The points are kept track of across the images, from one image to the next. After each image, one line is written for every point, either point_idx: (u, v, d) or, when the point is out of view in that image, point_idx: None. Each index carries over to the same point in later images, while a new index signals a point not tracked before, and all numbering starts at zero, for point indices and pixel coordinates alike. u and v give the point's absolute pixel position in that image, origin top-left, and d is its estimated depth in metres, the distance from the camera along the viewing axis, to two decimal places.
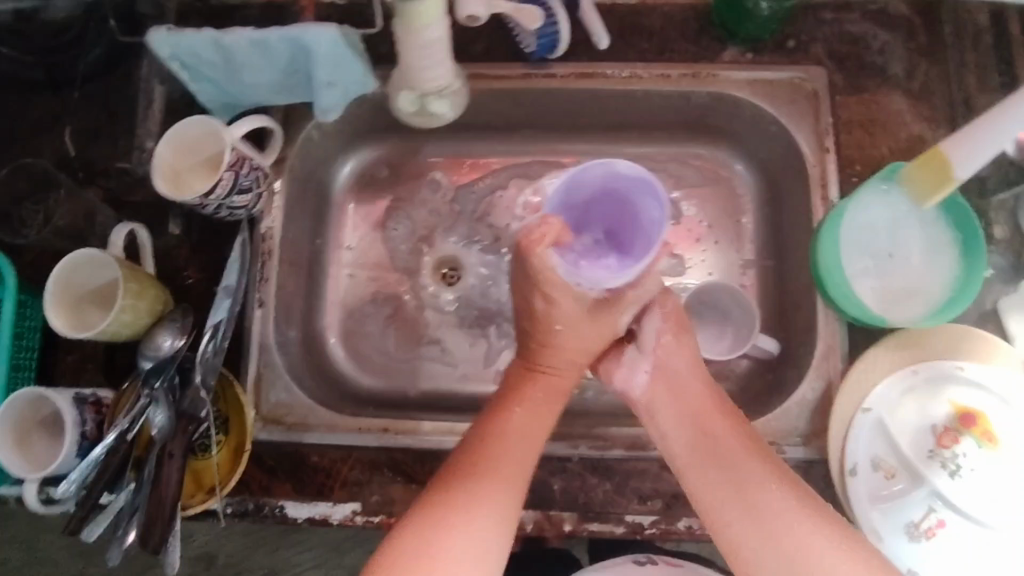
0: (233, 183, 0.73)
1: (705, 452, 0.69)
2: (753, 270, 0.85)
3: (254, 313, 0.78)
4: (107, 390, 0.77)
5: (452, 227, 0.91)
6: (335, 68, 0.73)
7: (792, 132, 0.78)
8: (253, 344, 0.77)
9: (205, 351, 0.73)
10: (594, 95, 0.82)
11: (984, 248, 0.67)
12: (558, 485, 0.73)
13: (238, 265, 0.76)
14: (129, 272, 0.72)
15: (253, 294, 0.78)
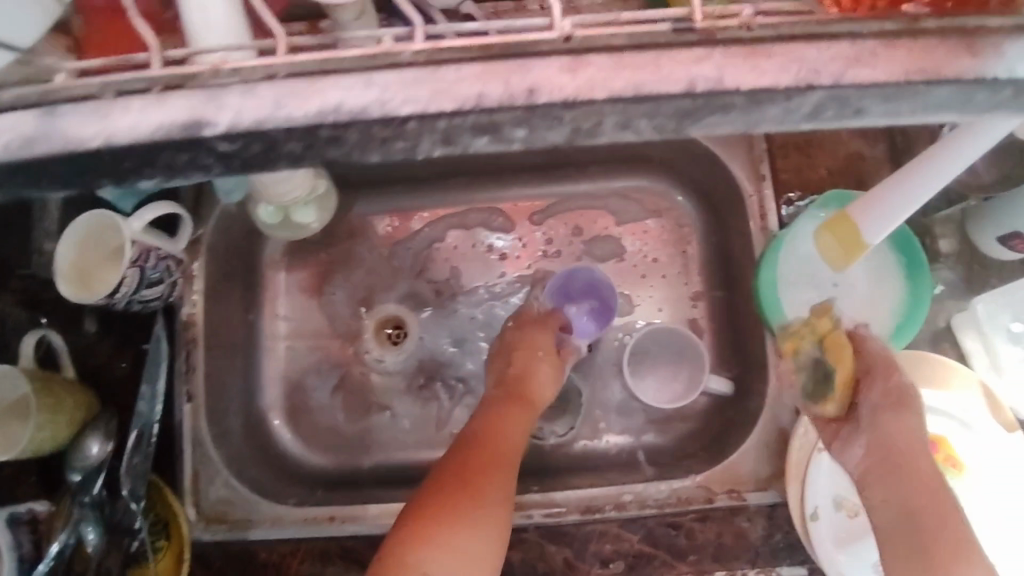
0: (139, 278, 0.70)
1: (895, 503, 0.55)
2: (703, 301, 0.82)
3: (183, 408, 0.74)
4: (43, 502, 0.74)
5: (392, 287, 0.88)
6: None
7: (727, 162, 0.74)
8: (187, 439, 0.74)
9: (131, 460, 0.69)
10: None
11: (929, 269, 0.66)
12: (517, 556, 0.70)
13: (159, 361, 0.72)
14: (42, 385, 0.68)
15: (180, 388, 0.74)
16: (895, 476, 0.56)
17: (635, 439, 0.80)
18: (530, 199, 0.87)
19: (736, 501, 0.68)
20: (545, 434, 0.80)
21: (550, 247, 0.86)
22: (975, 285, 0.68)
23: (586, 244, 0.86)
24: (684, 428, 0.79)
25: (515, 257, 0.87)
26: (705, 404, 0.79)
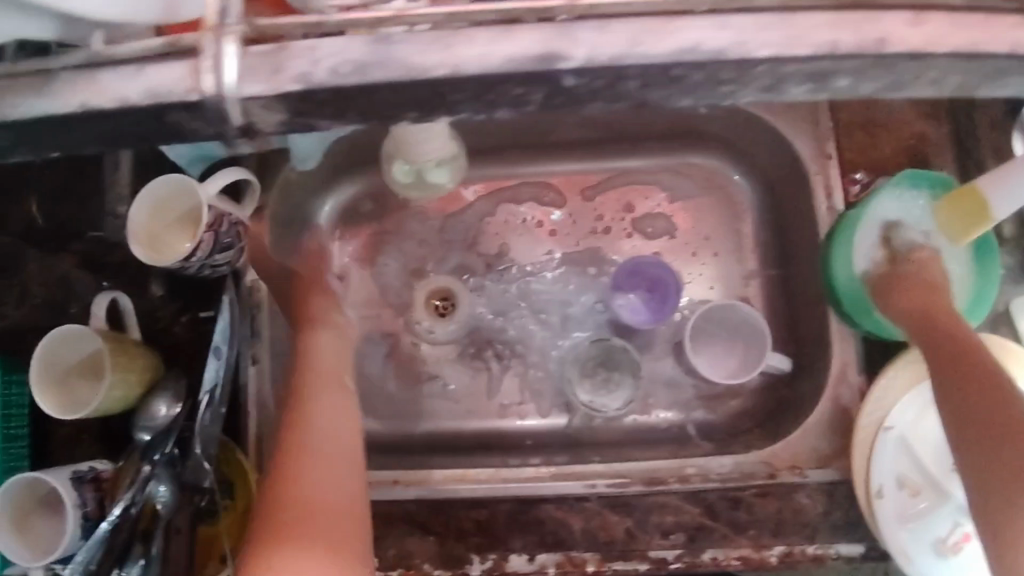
0: (213, 243, 0.67)
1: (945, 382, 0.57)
2: (756, 280, 0.83)
3: (248, 370, 0.74)
4: (105, 462, 0.70)
5: (443, 258, 0.86)
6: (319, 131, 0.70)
7: (791, 139, 0.75)
8: (251, 400, 0.73)
9: (204, 418, 0.68)
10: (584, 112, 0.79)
11: (998, 254, 0.69)
12: (578, 525, 0.71)
13: (227, 327, 0.69)
14: (117, 344, 0.68)
15: (246, 352, 0.74)
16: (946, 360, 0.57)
17: (686, 415, 0.81)
18: (582, 173, 0.86)
19: (797, 477, 0.71)
20: (600, 409, 0.80)
21: (600, 225, 0.85)
22: None
23: (638, 221, 0.85)
24: (735, 405, 0.81)
25: (564, 232, 0.85)
26: (758, 383, 0.81)
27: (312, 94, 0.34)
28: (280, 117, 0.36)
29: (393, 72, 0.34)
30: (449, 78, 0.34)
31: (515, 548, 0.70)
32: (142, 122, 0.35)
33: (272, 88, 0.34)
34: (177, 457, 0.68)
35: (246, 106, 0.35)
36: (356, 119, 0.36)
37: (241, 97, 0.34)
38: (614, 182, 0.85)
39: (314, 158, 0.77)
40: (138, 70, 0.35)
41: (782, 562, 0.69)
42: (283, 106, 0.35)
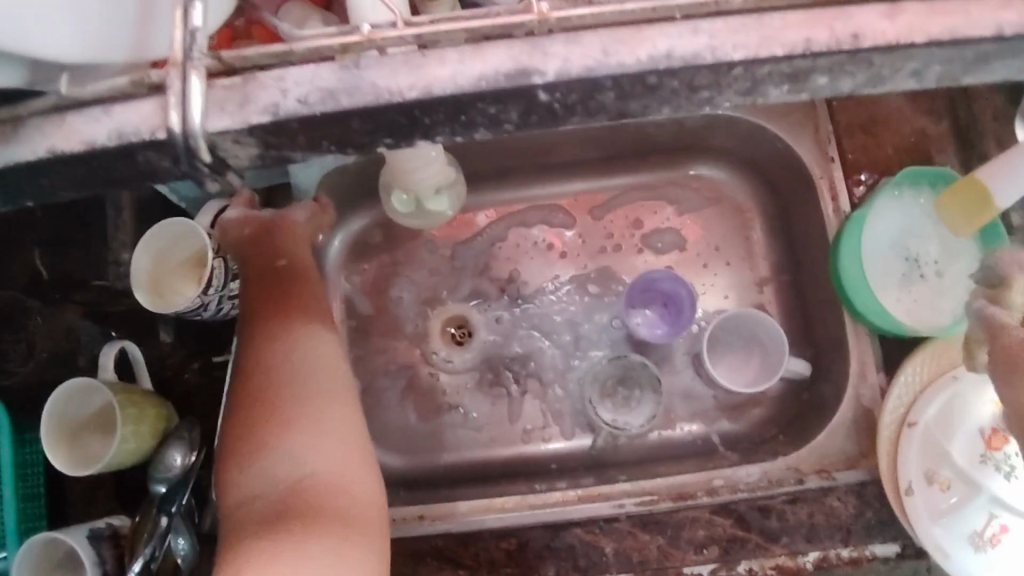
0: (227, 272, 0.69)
1: None
2: (769, 287, 0.82)
3: None
4: (122, 517, 0.73)
5: (456, 286, 0.86)
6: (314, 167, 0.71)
7: (792, 146, 0.74)
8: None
9: None
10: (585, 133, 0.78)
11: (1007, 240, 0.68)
12: (610, 547, 0.69)
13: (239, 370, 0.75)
14: (125, 397, 0.69)
15: None
16: None
17: (709, 426, 0.80)
18: (587, 192, 0.85)
19: (825, 481, 0.70)
20: (623, 426, 0.79)
21: (609, 244, 0.84)
22: None
23: (645, 238, 0.84)
24: (758, 415, 0.79)
25: (572, 254, 0.85)
26: (779, 388, 0.80)
27: (284, 126, 0.34)
28: (251, 150, 0.35)
29: (360, 99, 0.34)
30: (420, 101, 0.34)
31: None
32: (109, 162, 0.35)
33: (239, 120, 0.34)
34: (194, 507, 0.71)
35: (213, 140, 0.34)
36: (333, 146, 0.36)
37: (205, 130, 0.34)
38: (618, 200, 0.85)
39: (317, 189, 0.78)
40: (101, 112, 0.35)
41: (818, 568, 0.68)
42: (253, 139, 0.34)
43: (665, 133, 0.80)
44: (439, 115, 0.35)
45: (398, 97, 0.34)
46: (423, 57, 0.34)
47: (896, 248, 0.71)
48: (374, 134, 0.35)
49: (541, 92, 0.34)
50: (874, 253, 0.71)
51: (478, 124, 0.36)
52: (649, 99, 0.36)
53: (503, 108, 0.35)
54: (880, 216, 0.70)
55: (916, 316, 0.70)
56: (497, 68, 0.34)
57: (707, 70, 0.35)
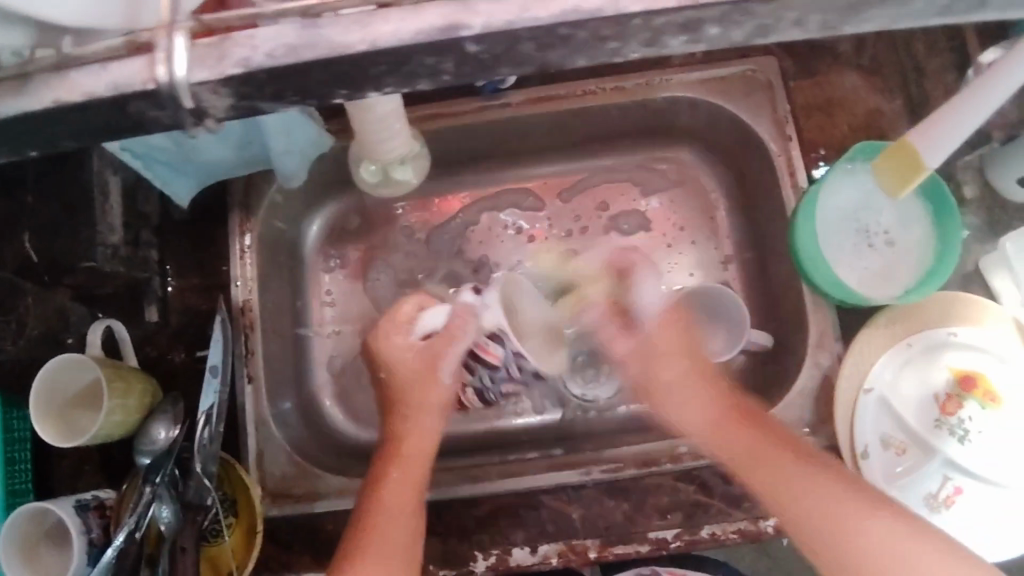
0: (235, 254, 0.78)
1: (753, 457, 0.68)
2: (734, 264, 0.85)
3: (244, 389, 0.76)
4: (108, 490, 0.75)
5: (431, 268, 0.89)
6: (289, 137, 0.69)
7: (752, 126, 0.77)
8: (249, 419, 0.76)
9: (201, 438, 0.71)
10: (551, 119, 0.80)
11: (957, 211, 0.70)
12: (577, 513, 0.73)
13: (222, 344, 0.74)
14: (112, 371, 0.71)
15: (241, 370, 0.77)
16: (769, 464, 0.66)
17: None
18: (557, 179, 0.88)
19: None
20: (592, 400, 0.83)
21: (576, 226, 0.88)
22: (997, 229, 0.75)
23: (612, 219, 0.87)
24: (723, 386, 0.83)
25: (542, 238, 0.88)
26: (743, 362, 0.83)
27: (253, 77, 0.35)
28: (227, 100, 0.36)
29: (319, 52, 0.34)
30: (368, 53, 0.35)
31: (518, 541, 0.72)
32: (107, 113, 0.36)
33: (217, 74, 0.34)
34: (178, 477, 0.72)
35: (194, 90, 0.35)
36: (293, 97, 0.36)
37: (189, 81, 0.34)
38: (590, 181, 0.88)
39: (302, 169, 0.75)
40: (100, 67, 0.35)
41: (779, 532, 0.71)
42: (228, 91, 0.35)
43: (633, 118, 0.82)
44: (380, 67, 0.35)
45: (347, 48, 0.35)
46: (367, 14, 0.35)
47: (851, 221, 0.74)
48: (331, 84, 0.36)
49: (465, 47, 0.35)
50: (830, 224, 0.74)
51: (417, 76, 0.36)
52: (555, 53, 0.36)
53: (440, 59, 0.36)
54: (835, 193, 0.73)
55: (869, 284, 0.73)
56: (430, 24, 0.34)
57: (608, 23, 0.35)
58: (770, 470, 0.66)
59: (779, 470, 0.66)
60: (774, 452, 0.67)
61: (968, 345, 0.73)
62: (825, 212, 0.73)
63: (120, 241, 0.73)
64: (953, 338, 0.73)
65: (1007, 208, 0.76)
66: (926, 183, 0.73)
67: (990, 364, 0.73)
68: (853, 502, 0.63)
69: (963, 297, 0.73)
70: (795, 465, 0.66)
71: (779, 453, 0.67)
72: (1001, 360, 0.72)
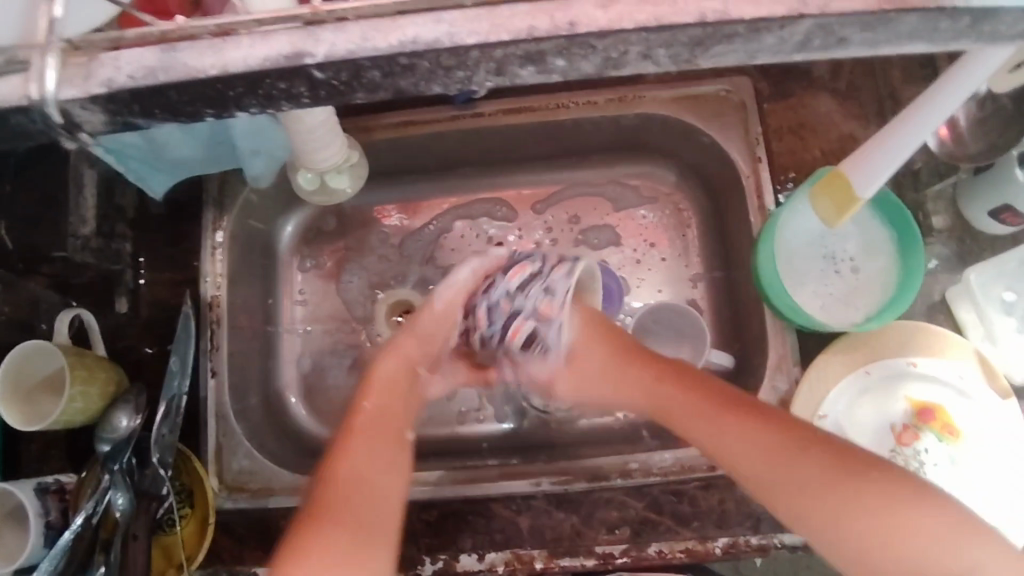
0: (206, 249, 0.79)
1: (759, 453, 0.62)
2: (703, 283, 0.85)
3: (207, 383, 0.78)
4: (69, 476, 0.77)
5: (404, 272, 0.90)
6: (257, 138, 0.70)
7: (723, 145, 0.77)
8: (210, 412, 0.77)
9: (160, 430, 0.73)
10: (525, 129, 0.81)
11: (920, 241, 0.70)
12: (526, 523, 0.73)
13: (187, 338, 0.76)
14: (75, 359, 0.72)
15: (205, 364, 0.78)
16: (785, 462, 0.60)
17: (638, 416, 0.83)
18: (533, 190, 0.89)
19: None
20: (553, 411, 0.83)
21: (549, 237, 0.88)
22: (966, 260, 0.74)
23: (583, 232, 0.88)
24: None
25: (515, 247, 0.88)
26: None
27: (117, 97, 0.35)
28: (102, 115, 0.36)
29: (176, 75, 0.35)
30: (221, 78, 0.35)
31: (465, 547, 0.73)
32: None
33: (82, 91, 0.35)
34: (135, 466, 0.73)
35: (64, 107, 0.35)
36: (163, 115, 0.36)
37: (58, 97, 0.35)
38: (570, 192, 0.88)
39: (269, 173, 0.76)
40: None
41: (726, 553, 0.71)
42: (97, 107, 0.35)
43: (607, 134, 0.83)
44: (238, 88, 0.35)
45: (199, 73, 0.35)
46: (220, 39, 0.35)
47: (815, 246, 0.74)
48: (194, 104, 0.36)
49: (314, 71, 0.35)
50: (795, 250, 0.74)
51: (279, 97, 0.36)
52: (448, 80, 0.36)
53: (293, 84, 0.36)
54: (800, 217, 0.73)
55: (830, 310, 0.73)
56: (277, 52, 0.34)
57: (447, 54, 0.34)
58: (748, 473, 0.62)
59: (775, 474, 0.60)
60: (766, 441, 0.62)
61: (927, 377, 0.72)
62: (789, 237, 0.73)
63: (92, 233, 0.75)
64: (912, 369, 0.72)
65: (977, 238, 0.74)
66: (891, 211, 0.72)
67: (951, 398, 0.72)
68: (855, 488, 0.57)
69: (925, 330, 0.73)
70: (794, 458, 0.60)
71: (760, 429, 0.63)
72: (962, 395, 0.71)
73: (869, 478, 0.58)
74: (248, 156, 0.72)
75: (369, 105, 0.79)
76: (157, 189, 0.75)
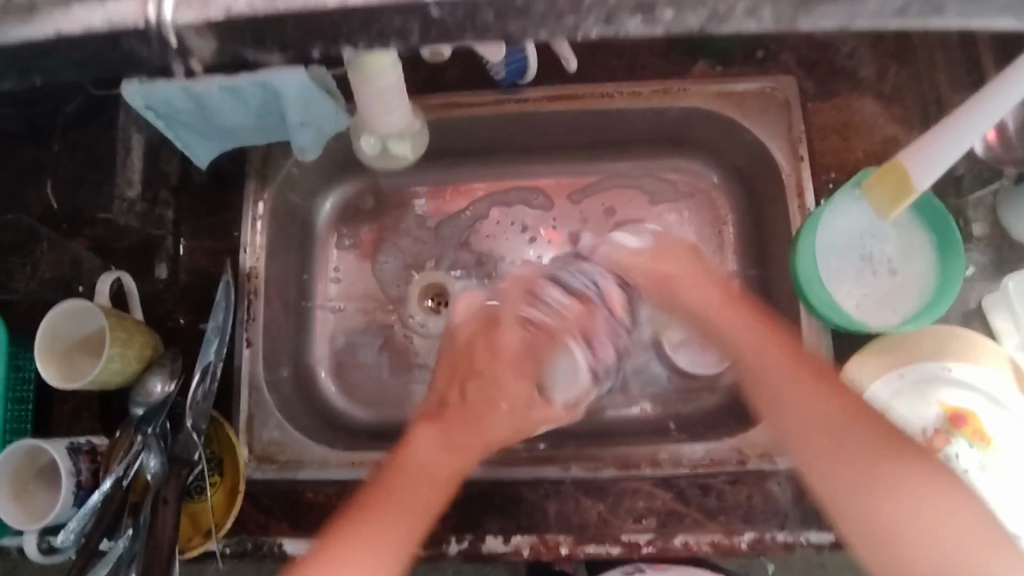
0: (248, 224, 0.80)
1: (808, 417, 0.59)
2: (736, 280, 0.85)
3: (242, 353, 0.78)
4: (101, 438, 0.78)
5: (438, 256, 0.90)
6: (306, 109, 0.71)
7: (766, 142, 0.77)
8: (243, 382, 0.78)
9: (195, 395, 0.74)
10: (568, 118, 0.81)
11: (961, 245, 0.70)
12: (553, 508, 0.73)
13: (224, 307, 0.76)
14: (115, 320, 0.73)
15: (240, 334, 0.79)
16: (830, 426, 0.58)
17: (665, 410, 0.83)
18: (570, 180, 0.89)
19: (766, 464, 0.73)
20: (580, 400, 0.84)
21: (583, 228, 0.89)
22: (1006, 268, 0.74)
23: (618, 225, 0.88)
24: (712, 400, 0.83)
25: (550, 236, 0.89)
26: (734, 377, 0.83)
27: (233, 24, 0.38)
28: (213, 44, 0.39)
29: (292, 5, 0.37)
30: (336, 11, 0.38)
31: (491, 530, 0.73)
32: (101, 47, 0.39)
33: (202, 16, 0.38)
34: (169, 430, 0.75)
35: (181, 31, 0.38)
36: (272, 47, 0.39)
37: (176, 23, 0.38)
38: (607, 186, 0.89)
39: (315, 145, 0.77)
40: (102, 4, 0.38)
41: (752, 548, 0.71)
42: (212, 34, 0.38)
43: (649, 127, 0.83)
44: (351, 22, 0.38)
45: (317, 5, 0.37)
46: None
47: (854, 246, 0.74)
48: (304, 37, 0.39)
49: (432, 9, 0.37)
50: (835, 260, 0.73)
51: (389, 33, 0.38)
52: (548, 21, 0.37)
53: (407, 23, 0.38)
54: (841, 216, 0.73)
55: (869, 311, 0.73)
56: None
57: None
58: (798, 431, 0.59)
59: (825, 432, 0.58)
60: (827, 401, 0.59)
61: (963, 383, 0.72)
62: (829, 236, 0.73)
63: (137, 198, 0.75)
64: (948, 375, 0.72)
65: (1017, 249, 0.74)
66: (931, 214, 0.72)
67: (983, 405, 0.72)
68: (895, 467, 0.54)
69: (964, 337, 0.72)
70: (849, 425, 0.57)
71: (819, 389, 0.60)
72: (997, 403, 0.71)
73: (914, 470, 0.54)
74: (299, 128, 0.73)
75: (414, 86, 0.80)
76: (202, 156, 0.77)
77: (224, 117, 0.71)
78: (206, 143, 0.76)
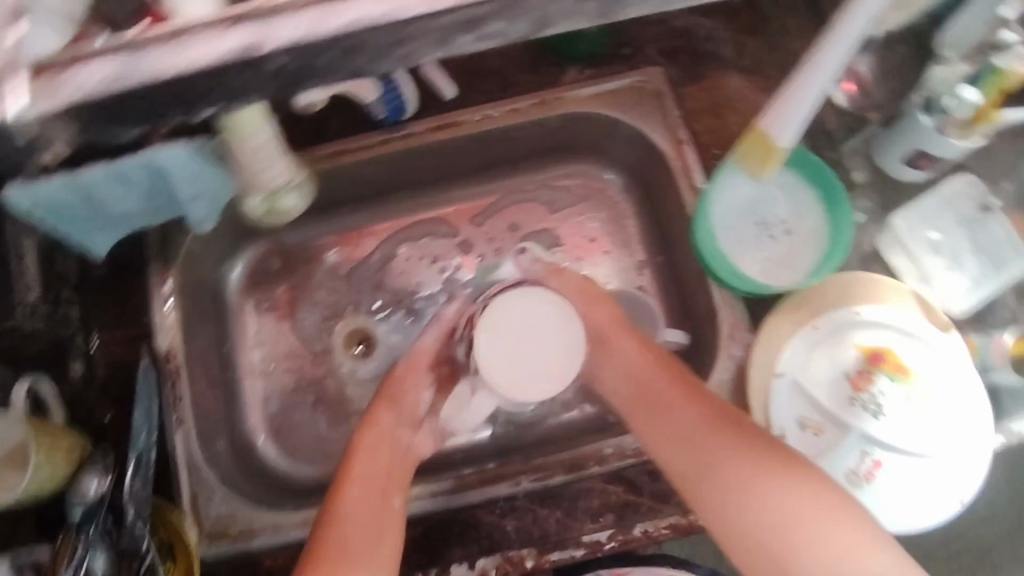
0: (160, 303, 0.79)
1: (682, 433, 0.67)
2: (648, 268, 0.88)
3: (174, 435, 0.77)
4: (44, 549, 0.75)
5: (356, 301, 0.91)
6: (200, 186, 0.71)
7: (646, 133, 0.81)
8: (180, 463, 0.76)
9: (133, 485, 0.71)
10: (455, 144, 0.83)
11: (846, 198, 0.73)
12: (511, 525, 0.74)
13: (149, 391, 0.74)
14: (36, 427, 0.71)
15: (169, 416, 0.77)
16: (703, 438, 0.66)
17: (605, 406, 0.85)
18: (471, 204, 0.91)
19: None
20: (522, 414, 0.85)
21: (492, 247, 0.91)
22: (890, 208, 0.78)
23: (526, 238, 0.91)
24: None
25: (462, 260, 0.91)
26: None
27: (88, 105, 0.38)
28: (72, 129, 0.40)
29: (143, 79, 0.38)
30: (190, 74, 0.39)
31: (454, 560, 0.73)
32: None
33: (57, 104, 0.38)
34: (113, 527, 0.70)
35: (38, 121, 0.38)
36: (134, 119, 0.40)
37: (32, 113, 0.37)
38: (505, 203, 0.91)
39: (212, 215, 0.76)
40: None
41: None
42: (69, 118, 0.38)
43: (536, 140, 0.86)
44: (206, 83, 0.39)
45: (165, 75, 0.38)
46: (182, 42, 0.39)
47: (749, 214, 0.79)
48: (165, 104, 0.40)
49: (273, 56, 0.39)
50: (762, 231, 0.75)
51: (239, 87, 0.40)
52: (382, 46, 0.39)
53: (256, 74, 0.40)
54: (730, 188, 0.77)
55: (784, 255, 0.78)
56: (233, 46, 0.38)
57: None
58: (672, 444, 0.68)
59: (699, 442, 0.66)
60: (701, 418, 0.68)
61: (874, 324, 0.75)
62: (722, 207, 0.77)
63: (39, 300, 0.74)
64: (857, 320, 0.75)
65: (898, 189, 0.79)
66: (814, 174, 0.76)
67: (898, 341, 0.75)
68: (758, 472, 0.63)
69: (862, 279, 0.75)
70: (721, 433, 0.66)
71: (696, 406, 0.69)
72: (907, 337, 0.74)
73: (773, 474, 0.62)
74: (193, 205, 0.73)
75: (299, 139, 0.81)
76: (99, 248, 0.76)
77: (109, 208, 0.70)
78: (101, 236, 0.74)
